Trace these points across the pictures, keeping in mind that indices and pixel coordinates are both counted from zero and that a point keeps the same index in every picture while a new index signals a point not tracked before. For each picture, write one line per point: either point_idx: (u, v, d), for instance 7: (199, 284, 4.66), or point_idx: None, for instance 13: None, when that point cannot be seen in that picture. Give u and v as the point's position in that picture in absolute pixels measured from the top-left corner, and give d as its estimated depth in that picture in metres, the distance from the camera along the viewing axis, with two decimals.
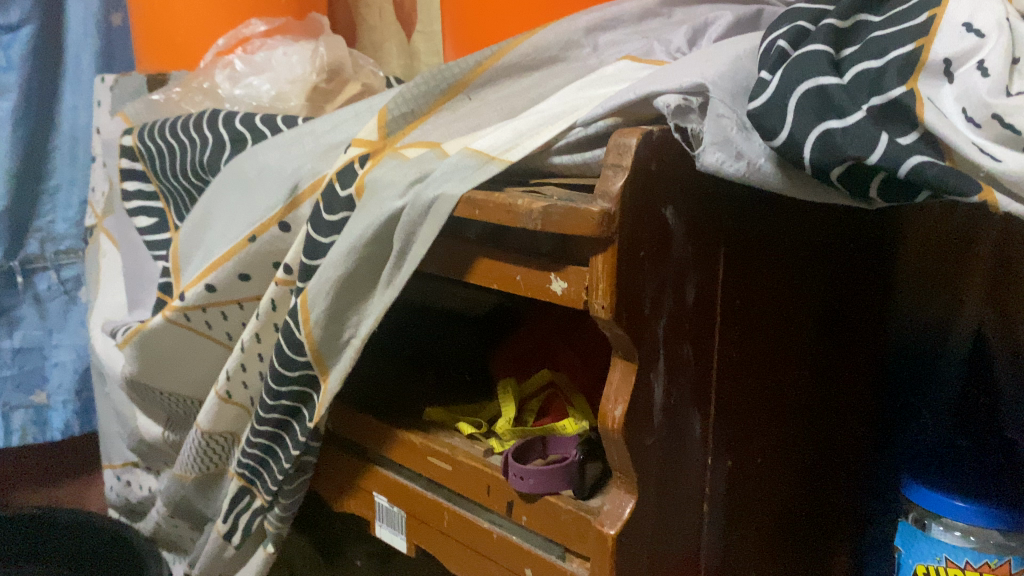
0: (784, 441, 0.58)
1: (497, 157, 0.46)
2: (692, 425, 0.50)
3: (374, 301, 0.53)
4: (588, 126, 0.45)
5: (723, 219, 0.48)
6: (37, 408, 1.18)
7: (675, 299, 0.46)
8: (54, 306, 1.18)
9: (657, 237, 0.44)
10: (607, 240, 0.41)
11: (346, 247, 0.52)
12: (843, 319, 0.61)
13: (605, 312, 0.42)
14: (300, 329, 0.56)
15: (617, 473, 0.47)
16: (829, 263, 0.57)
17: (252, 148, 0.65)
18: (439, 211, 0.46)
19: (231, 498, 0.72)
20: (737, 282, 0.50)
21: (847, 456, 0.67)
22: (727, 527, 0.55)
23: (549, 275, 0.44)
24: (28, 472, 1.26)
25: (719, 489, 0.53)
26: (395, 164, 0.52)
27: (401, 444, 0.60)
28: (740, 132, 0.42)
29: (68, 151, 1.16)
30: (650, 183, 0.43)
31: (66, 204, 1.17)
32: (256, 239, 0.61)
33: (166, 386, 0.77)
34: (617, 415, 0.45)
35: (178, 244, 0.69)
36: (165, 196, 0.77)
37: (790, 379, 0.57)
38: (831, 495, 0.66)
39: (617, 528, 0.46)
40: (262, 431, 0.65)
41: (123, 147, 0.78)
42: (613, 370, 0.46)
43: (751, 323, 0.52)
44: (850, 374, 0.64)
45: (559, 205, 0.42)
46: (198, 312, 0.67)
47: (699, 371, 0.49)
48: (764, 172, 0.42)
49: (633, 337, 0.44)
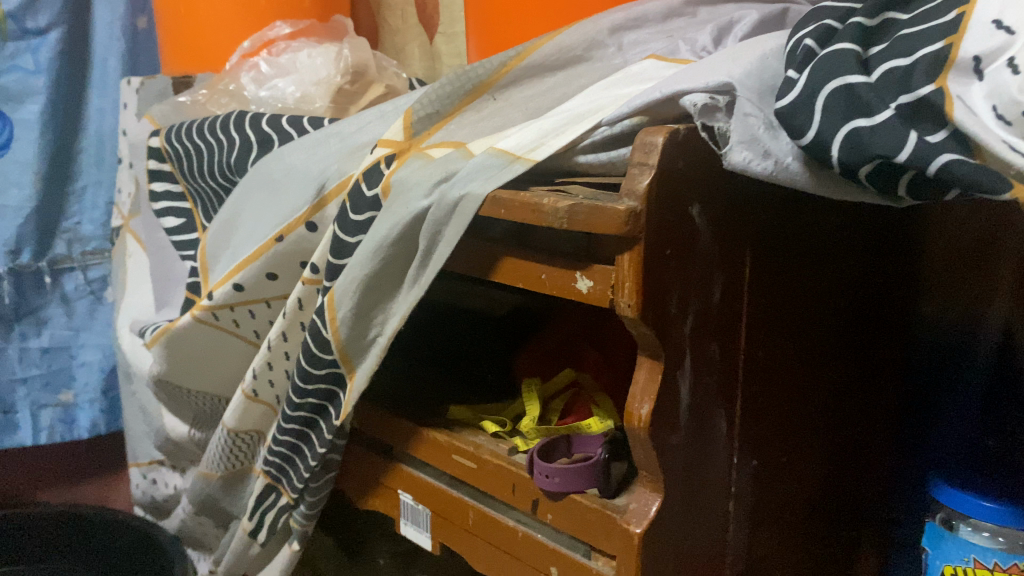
0: (811, 442, 0.58)
1: (522, 156, 0.47)
2: (718, 424, 0.50)
3: (399, 301, 0.54)
4: (613, 125, 0.45)
5: (749, 218, 0.48)
6: (64, 407, 1.20)
7: (701, 298, 0.46)
8: (81, 306, 1.20)
9: (684, 237, 0.44)
10: (634, 238, 0.41)
11: (372, 247, 0.52)
12: (867, 320, 0.61)
13: (632, 310, 0.42)
14: (327, 328, 0.56)
15: (642, 471, 0.47)
16: (853, 265, 0.57)
17: (278, 150, 0.65)
18: (465, 211, 0.47)
19: (257, 495, 0.73)
20: (761, 283, 0.50)
21: (874, 457, 0.67)
22: (753, 529, 0.55)
23: (574, 274, 0.44)
24: (56, 471, 1.28)
25: (746, 488, 0.53)
26: (420, 164, 0.53)
27: (426, 443, 0.60)
28: (768, 131, 0.42)
29: (94, 154, 1.18)
30: (678, 182, 0.43)
31: (92, 207, 1.19)
32: (282, 239, 0.61)
33: (193, 385, 0.78)
34: (643, 414, 0.45)
35: (205, 244, 0.70)
36: (192, 197, 0.78)
37: (816, 379, 0.57)
38: (857, 498, 0.66)
39: (644, 526, 0.46)
40: (288, 429, 0.66)
41: (150, 149, 0.79)
42: (639, 369, 0.46)
43: (775, 324, 0.52)
44: (875, 376, 0.64)
45: (585, 203, 0.42)
46: (226, 312, 0.67)
47: (726, 370, 0.49)
48: (792, 170, 0.42)
49: (660, 335, 0.44)
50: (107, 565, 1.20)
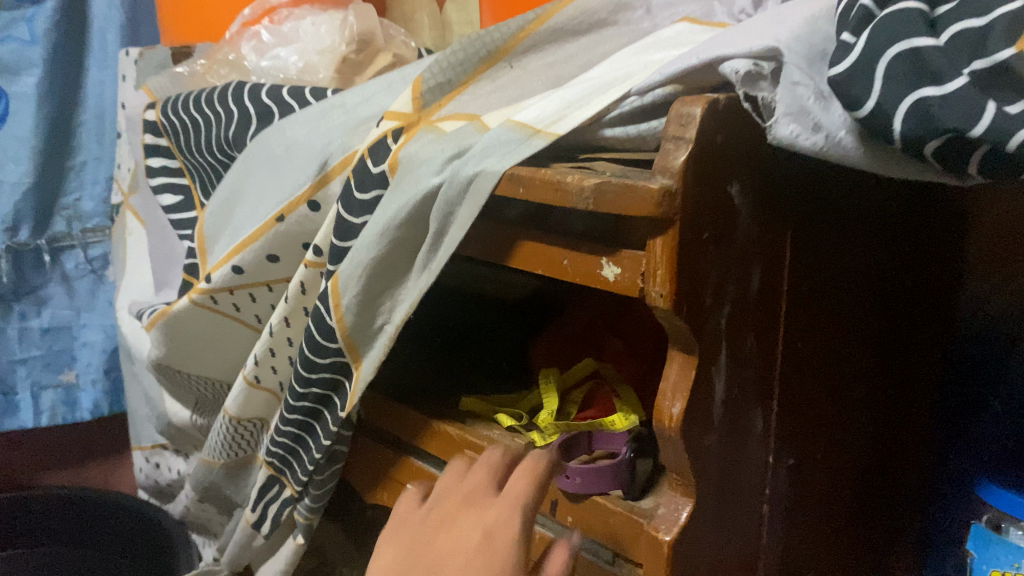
0: (849, 436, 0.54)
1: (543, 129, 0.42)
2: (754, 421, 0.46)
3: (409, 286, 0.50)
4: (644, 95, 0.41)
5: (791, 197, 0.43)
6: (66, 388, 1.17)
7: (739, 287, 0.42)
8: (82, 286, 1.16)
9: (723, 219, 0.40)
10: (668, 221, 0.37)
11: (379, 228, 0.48)
12: (908, 309, 0.56)
13: (664, 301, 0.38)
14: (332, 315, 0.53)
15: (672, 474, 0.43)
16: (894, 250, 0.53)
17: (279, 123, 0.61)
18: (479, 190, 0.43)
19: (261, 486, 0.70)
20: (803, 268, 0.46)
21: (913, 449, 0.63)
22: (787, 532, 0.51)
23: (600, 260, 0.40)
24: (59, 454, 1.25)
25: (782, 488, 0.49)
26: (430, 138, 0.48)
27: (436, 436, 0.56)
28: (819, 102, 0.37)
29: (94, 128, 1.13)
30: (717, 158, 0.38)
31: (93, 182, 1.15)
32: (284, 219, 0.57)
33: (193, 371, 0.74)
34: (674, 412, 0.41)
35: (203, 223, 0.66)
36: (190, 173, 0.74)
37: (855, 369, 0.53)
38: (894, 497, 0.62)
39: (673, 534, 0.42)
40: (291, 420, 0.62)
41: (146, 122, 0.75)
42: (670, 365, 0.42)
43: (815, 314, 0.48)
44: (915, 368, 0.60)
45: (613, 182, 0.38)
46: (225, 295, 0.64)
47: (763, 363, 0.45)
48: (845, 145, 0.37)
49: (695, 328, 0.40)
50: (111, 549, 1.18)
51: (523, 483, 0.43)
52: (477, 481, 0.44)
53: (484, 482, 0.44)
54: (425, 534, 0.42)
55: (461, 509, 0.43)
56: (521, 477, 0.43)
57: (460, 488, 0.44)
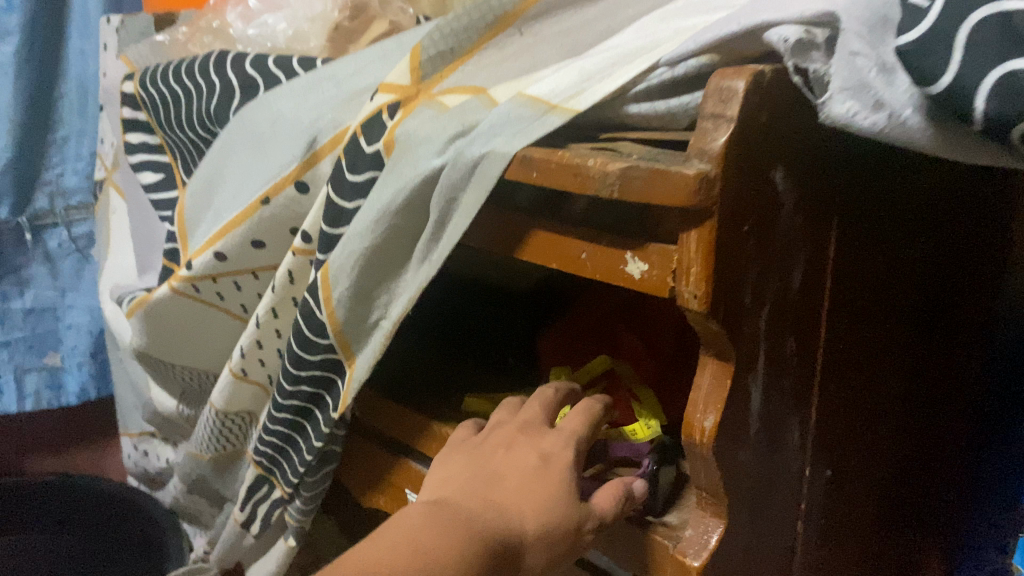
0: (888, 441, 0.50)
1: (559, 105, 0.37)
2: (791, 432, 0.41)
3: (406, 278, 0.45)
4: (675, 66, 0.36)
5: (838, 182, 0.38)
6: (51, 370, 1.08)
7: (780, 284, 0.37)
8: (66, 266, 1.07)
9: (765, 208, 0.35)
10: (704, 212, 0.32)
11: (374, 214, 0.43)
12: (953, 303, 0.51)
13: (698, 303, 0.33)
14: (322, 309, 0.48)
15: (701, 492, 0.39)
16: (943, 240, 0.47)
17: (264, 95, 0.56)
18: (486, 174, 0.38)
19: (249, 486, 0.65)
20: (848, 260, 0.41)
21: (953, 451, 0.58)
22: (821, 547, 0.47)
23: (624, 254, 0.35)
24: (44, 440, 1.20)
25: (817, 501, 0.45)
26: (431, 114, 0.43)
27: (436, 440, 0.51)
28: (881, 75, 0.32)
29: (76, 101, 1.04)
30: (761, 140, 0.33)
31: (75, 156, 1.06)
32: (269, 202, 0.52)
33: (175, 361, 0.69)
34: (707, 427, 0.36)
35: (183, 205, 0.61)
36: (171, 149, 0.69)
37: (897, 368, 0.48)
38: (928, 504, 0.57)
39: (702, 559, 0.38)
40: (280, 419, 0.58)
41: (124, 95, 0.70)
42: (702, 372, 0.37)
43: (859, 312, 0.43)
44: (957, 367, 0.55)
45: (642, 166, 0.33)
46: (208, 283, 0.59)
47: (802, 367, 0.40)
48: (909, 126, 0.32)
49: (732, 332, 0.35)
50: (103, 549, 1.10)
51: (578, 422, 0.42)
52: (532, 414, 0.44)
53: (540, 413, 0.44)
54: (483, 454, 0.42)
55: (517, 436, 0.43)
56: (578, 415, 0.43)
57: (514, 419, 0.44)
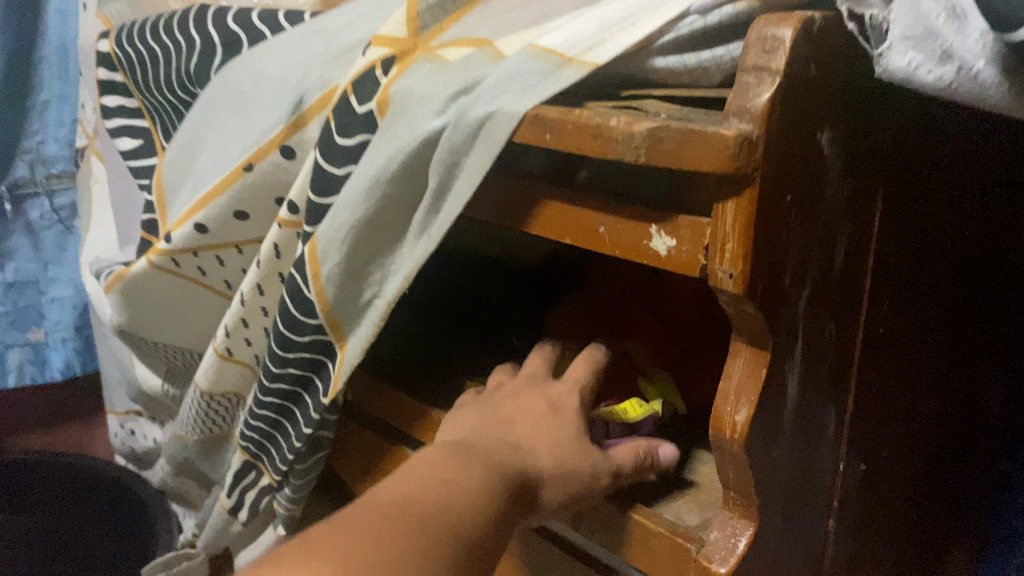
0: (924, 428, 0.46)
1: (575, 58, 0.33)
2: (827, 424, 0.37)
3: (402, 253, 0.41)
4: (707, 15, 0.32)
5: (888, 146, 0.34)
6: (34, 346, 0.98)
7: (823, 261, 0.33)
8: (49, 238, 0.96)
9: (810, 175, 0.31)
10: (744, 179, 0.28)
11: (366, 182, 0.39)
12: (1000, 282, 0.47)
13: (734, 284, 0.29)
14: (309, 287, 0.44)
15: (729, 492, 0.35)
16: (995, 212, 0.43)
17: (247, 52, 0.51)
18: (493, 136, 0.33)
19: (235, 472, 0.61)
20: (893, 234, 0.36)
21: (990, 438, 0.54)
22: (853, 544, 0.43)
23: (649, 228, 0.31)
24: (28, 417, 1.16)
25: (850, 497, 0.41)
26: (430, 70, 0.39)
27: (434, 428, 0.47)
28: (951, 21, 0.27)
29: (57, 64, 0.92)
30: (808, 96, 0.29)
31: (57, 123, 0.93)
32: (253, 168, 0.48)
33: (157, 340, 0.65)
34: (739, 421, 0.32)
35: (161, 172, 0.56)
36: (150, 113, 0.64)
37: (938, 352, 0.44)
38: (960, 494, 0.53)
39: (730, 566, 0.34)
40: (267, 403, 0.54)
41: (99, 54, 0.65)
42: (733, 360, 0.33)
43: (902, 291, 0.39)
44: (999, 351, 0.50)
45: (674, 126, 0.28)
46: (188, 257, 0.55)
47: (841, 353, 0.37)
48: (983, 80, 0.28)
49: (770, 317, 0.31)
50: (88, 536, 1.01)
51: (581, 369, 0.42)
52: (535, 370, 0.44)
53: (544, 369, 0.44)
54: (494, 403, 0.42)
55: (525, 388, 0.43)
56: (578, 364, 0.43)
57: (518, 376, 0.44)
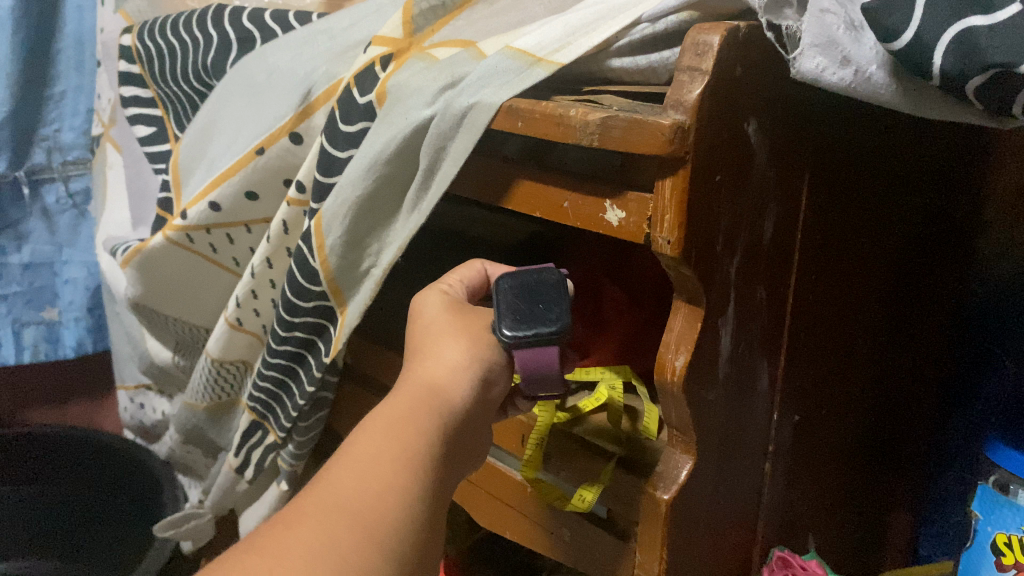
0: (854, 390, 0.52)
1: (544, 58, 0.39)
2: (761, 374, 0.43)
3: (396, 227, 0.47)
4: (656, 22, 0.38)
5: (810, 135, 0.40)
6: (48, 325, 0.99)
7: (751, 234, 0.39)
8: (64, 221, 0.99)
9: (737, 159, 0.36)
10: (679, 160, 0.33)
11: (365, 163, 0.45)
12: (918, 265, 0.53)
13: (672, 249, 0.35)
14: (314, 257, 0.49)
15: (672, 429, 0.41)
16: (907, 202, 0.49)
17: (260, 49, 0.57)
18: (474, 123, 0.39)
19: (243, 433, 0.67)
20: (819, 215, 0.42)
21: (915, 405, 0.61)
22: (788, 489, 0.49)
23: (603, 203, 0.37)
24: (38, 393, 1.19)
25: (785, 444, 0.47)
26: (422, 67, 0.45)
27: (511, 482, 0.51)
28: (848, 33, 0.33)
29: (74, 56, 0.94)
30: (735, 91, 0.35)
31: (72, 112, 0.96)
32: (264, 152, 0.54)
33: (169, 314, 0.70)
34: (678, 366, 0.38)
35: (178, 155, 0.61)
36: (164, 103, 0.70)
37: (864, 322, 0.50)
38: (889, 453, 0.59)
39: (673, 493, 0.40)
40: (274, 364, 0.59)
41: (121, 47, 0.70)
42: (674, 316, 0.39)
43: (827, 266, 0.45)
44: (920, 325, 0.57)
45: (621, 115, 0.34)
46: (201, 233, 0.60)
47: (773, 315, 0.43)
48: (875, 81, 0.33)
49: (703, 277, 0.37)
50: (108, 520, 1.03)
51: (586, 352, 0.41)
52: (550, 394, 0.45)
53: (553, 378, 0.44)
54: (419, 356, 0.40)
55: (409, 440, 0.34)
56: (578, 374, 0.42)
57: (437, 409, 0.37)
